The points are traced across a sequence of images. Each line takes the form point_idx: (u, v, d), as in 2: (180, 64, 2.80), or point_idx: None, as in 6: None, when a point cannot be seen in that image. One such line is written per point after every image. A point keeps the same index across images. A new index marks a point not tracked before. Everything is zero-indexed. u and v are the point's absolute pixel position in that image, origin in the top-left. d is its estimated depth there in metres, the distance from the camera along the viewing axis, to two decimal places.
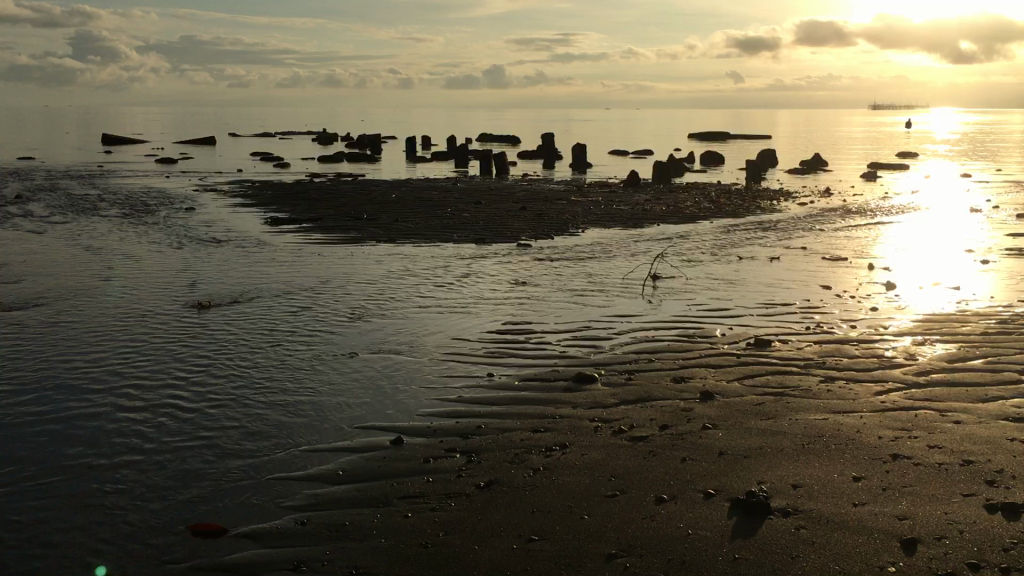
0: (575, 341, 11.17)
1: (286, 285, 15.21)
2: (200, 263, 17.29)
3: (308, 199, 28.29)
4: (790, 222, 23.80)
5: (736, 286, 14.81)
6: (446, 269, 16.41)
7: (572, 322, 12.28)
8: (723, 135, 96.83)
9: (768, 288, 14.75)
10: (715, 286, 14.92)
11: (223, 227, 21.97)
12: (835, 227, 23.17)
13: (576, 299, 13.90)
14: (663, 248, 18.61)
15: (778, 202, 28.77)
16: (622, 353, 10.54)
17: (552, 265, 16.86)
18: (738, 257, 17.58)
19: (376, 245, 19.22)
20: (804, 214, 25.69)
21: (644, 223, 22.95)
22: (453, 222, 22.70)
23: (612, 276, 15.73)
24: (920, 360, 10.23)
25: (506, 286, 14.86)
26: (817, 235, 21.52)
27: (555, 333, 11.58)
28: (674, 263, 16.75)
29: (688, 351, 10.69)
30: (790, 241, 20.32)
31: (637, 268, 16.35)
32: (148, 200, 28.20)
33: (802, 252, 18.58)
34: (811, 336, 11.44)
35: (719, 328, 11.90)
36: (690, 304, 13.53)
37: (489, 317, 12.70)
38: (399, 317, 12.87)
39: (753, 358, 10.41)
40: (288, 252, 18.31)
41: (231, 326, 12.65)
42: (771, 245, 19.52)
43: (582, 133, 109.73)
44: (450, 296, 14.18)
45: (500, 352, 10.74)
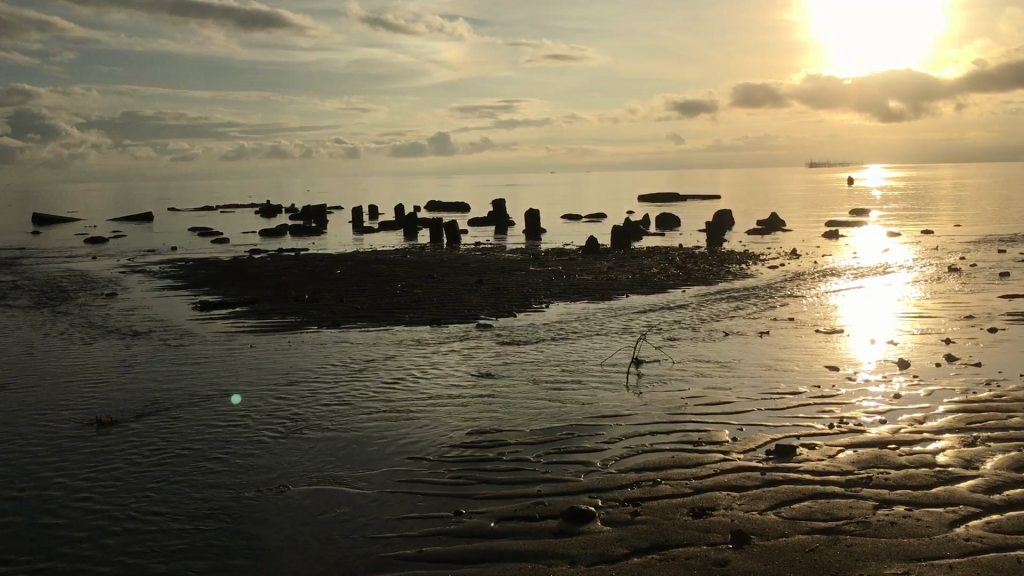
0: (560, 457, 9.12)
1: (210, 388, 12.95)
2: (113, 361, 15.00)
3: (245, 279, 26.09)
4: (766, 289, 22.15)
5: (731, 371, 12.92)
6: (397, 361, 14.30)
7: (553, 429, 10.23)
8: (671, 196, 96.69)
9: (766, 372, 12.92)
10: (706, 370, 13.07)
11: (146, 315, 19.68)
12: (816, 293, 21.53)
13: (553, 395, 11.87)
14: (638, 325, 16.78)
15: (748, 266, 27.21)
16: (620, 474, 8.48)
17: (519, 349, 14.88)
18: (723, 334, 15.80)
19: (316, 332, 17.10)
20: (781, 279, 24.05)
21: (611, 295, 21.18)
22: (404, 301, 20.65)
23: (586, 361, 13.80)
24: (982, 469, 8.36)
25: (467, 380, 12.81)
26: (799, 302, 19.87)
27: (534, 446, 9.51)
28: (657, 344, 14.85)
29: (699, 466, 8.71)
30: (772, 311, 18.61)
31: (616, 351, 14.41)
32: (68, 286, 25.78)
33: (790, 325, 16.86)
34: (838, 439, 9.52)
35: (726, 430, 9.95)
36: (685, 397, 11.57)
37: (453, 425, 10.59)
38: (344, 428, 10.70)
39: (780, 472, 8.46)
40: (217, 345, 16.11)
41: (138, 449, 10.37)
42: (753, 317, 17.78)
43: (530, 199, 109.21)
44: (405, 397, 12.06)
45: (467, 477, 8.65)
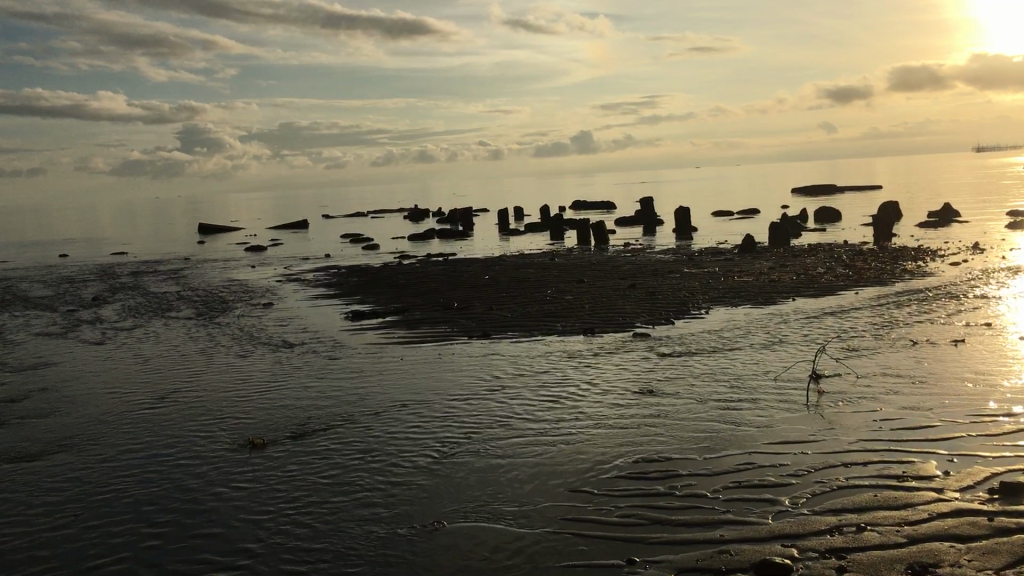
0: (742, 494, 8.09)
1: (361, 406, 12.56)
2: (266, 375, 14.91)
3: (395, 287, 26.02)
4: (949, 289, 20.18)
5: (928, 388, 11.47)
6: (553, 375, 13.55)
7: (729, 457, 9.19)
8: (827, 189, 92.52)
9: (968, 388, 11.42)
10: (896, 386, 11.70)
11: (298, 326, 19.71)
12: (1008, 292, 19.42)
13: (725, 416, 10.79)
14: (811, 334, 15.40)
15: (923, 263, 25.06)
16: (815, 518, 7.40)
17: (683, 362, 13.83)
18: (908, 343, 14.27)
19: (466, 343, 16.58)
20: (964, 278, 21.96)
21: (775, 299, 19.78)
22: (555, 308, 19.89)
23: (758, 376, 12.65)
24: None
25: (628, 398, 11.93)
26: (991, 304, 17.91)
27: (711, 479, 8.53)
28: (836, 357, 13.48)
29: (910, 509, 7.51)
30: (960, 314, 16.82)
31: (791, 365, 13.15)
32: (227, 296, 26.38)
33: (984, 331, 15.10)
34: None
35: (933, 461, 8.66)
36: (877, 420, 10.27)
37: (617, 451, 9.69)
38: (501, 455, 9.99)
39: (1011, 517, 7.16)
40: (367, 358, 15.80)
41: (289, 473, 10.00)
42: (941, 322, 16.08)
43: (677, 194, 106.95)
44: (563, 418, 11.26)
45: (638, 515, 7.77)
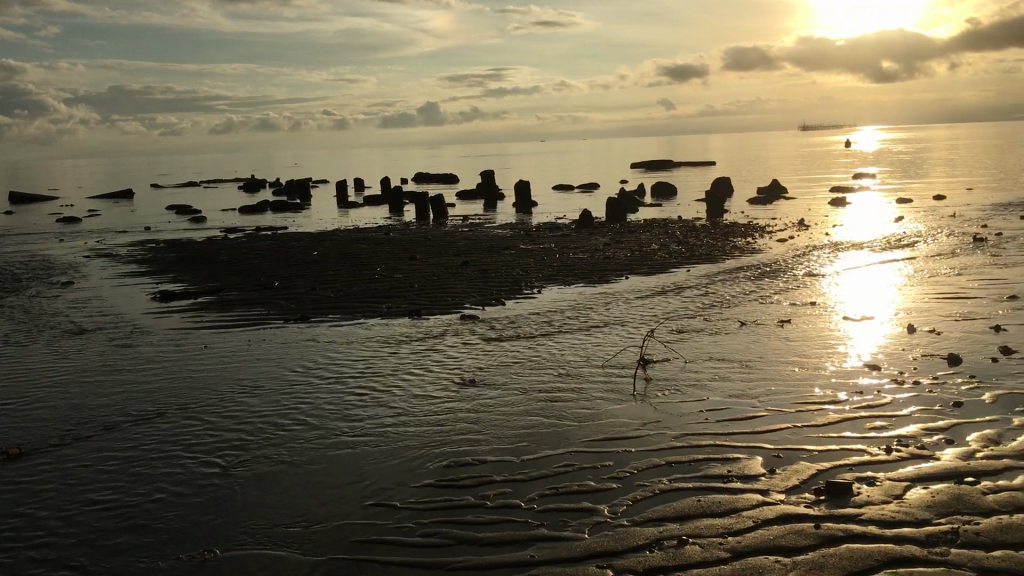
0: (559, 503, 7.34)
1: (150, 403, 11.15)
2: (45, 366, 13.18)
3: (214, 263, 24.21)
4: (776, 266, 20.33)
5: (755, 374, 11.11)
6: (372, 363, 12.53)
7: (548, 459, 8.47)
8: (665, 164, 94.65)
9: (793, 373, 11.12)
10: (724, 371, 11.31)
11: (95, 308, 17.81)
12: (831, 270, 19.69)
13: (548, 410, 10.06)
14: (643, 315, 14.96)
15: (753, 240, 25.35)
16: (635, 531, 6.73)
17: (511, 347, 13.04)
18: (737, 324, 14.02)
19: (281, 327, 15.28)
20: (790, 255, 22.23)
21: (609, 276, 19.38)
22: (382, 288, 18.80)
23: (587, 362, 12.03)
24: None
25: (448, 389, 11.07)
26: (816, 282, 18.03)
27: (527, 486, 7.78)
28: (666, 340, 13.04)
29: (734, 515, 6.94)
30: (787, 293, 16.81)
31: (620, 350, 12.61)
32: (21, 273, 23.84)
33: (809, 311, 15.05)
34: (901, 470, 7.70)
35: (759, 458, 8.19)
36: (703, 410, 9.77)
37: (428, 454, 8.78)
38: (299, 460, 8.92)
39: (838, 523, 6.67)
40: (166, 344, 14.30)
41: (46, 486, 8.56)
42: (768, 302, 15.97)
43: (520, 168, 107.09)
44: (375, 415, 10.24)
45: (442, 533, 6.89)
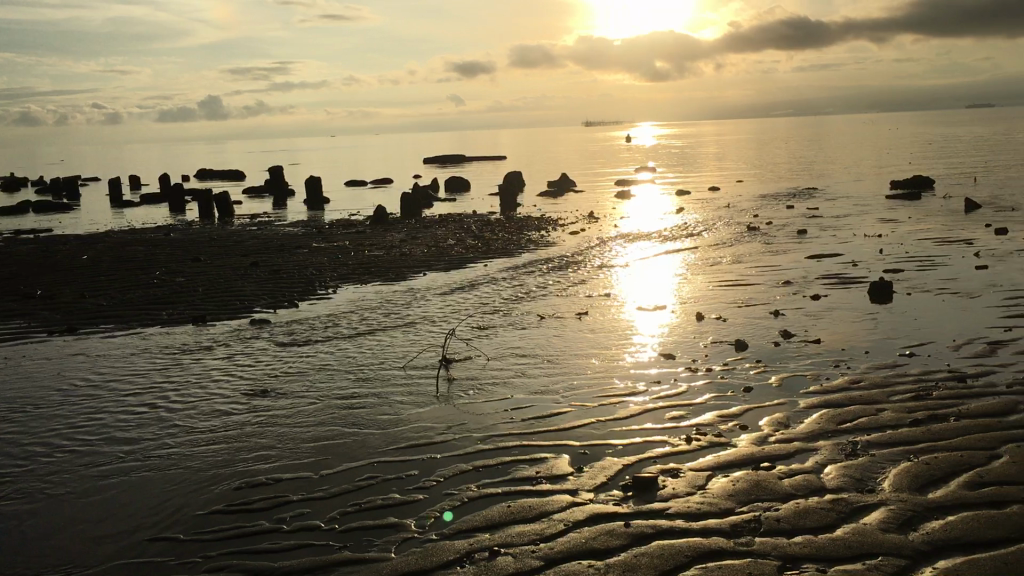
0: (362, 522, 6.86)
1: None
2: None
3: None
4: (570, 259, 20.62)
5: (556, 368, 11.04)
6: (152, 377, 11.49)
7: (349, 472, 7.96)
8: (457, 159, 95.18)
9: (594, 366, 11.15)
10: (526, 367, 11.18)
11: None
12: (622, 262, 20.18)
13: (347, 418, 9.51)
14: (442, 312, 14.66)
15: (546, 233, 25.68)
16: (445, 545, 6.38)
17: (305, 353, 12.34)
18: (536, 318, 13.99)
19: (45, 341, 13.81)
20: (582, 247, 22.65)
21: (405, 274, 18.96)
22: (161, 293, 17.48)
23: (386, 364, 11.57)
24: (881, 495, 6.74)
25: (237, 401, 10.29)
26: (609, 274, 18.39)
27: (326, 504, 7.25)
28: (466, 338, 12.78)
29: (544, 520, 6.73)
30: (582, 285, 17.02)
31: (420, 350, 12.23)
32: None
33: (604, 303, 15.26)
34: (702, 460, 7.77)
35: (566, 456, 8.06)
36: (507, 408, 9.57)
37: (216, 476, 8.05)
38: (65, 493, 7.93)
39: (647, 520, 6.60)
40: None
41: None
42: (565, 295, 16.09)
43: (310, 163, 104.46)
44: (154, 435, 9.30)
45: (234, 566, 6.26)
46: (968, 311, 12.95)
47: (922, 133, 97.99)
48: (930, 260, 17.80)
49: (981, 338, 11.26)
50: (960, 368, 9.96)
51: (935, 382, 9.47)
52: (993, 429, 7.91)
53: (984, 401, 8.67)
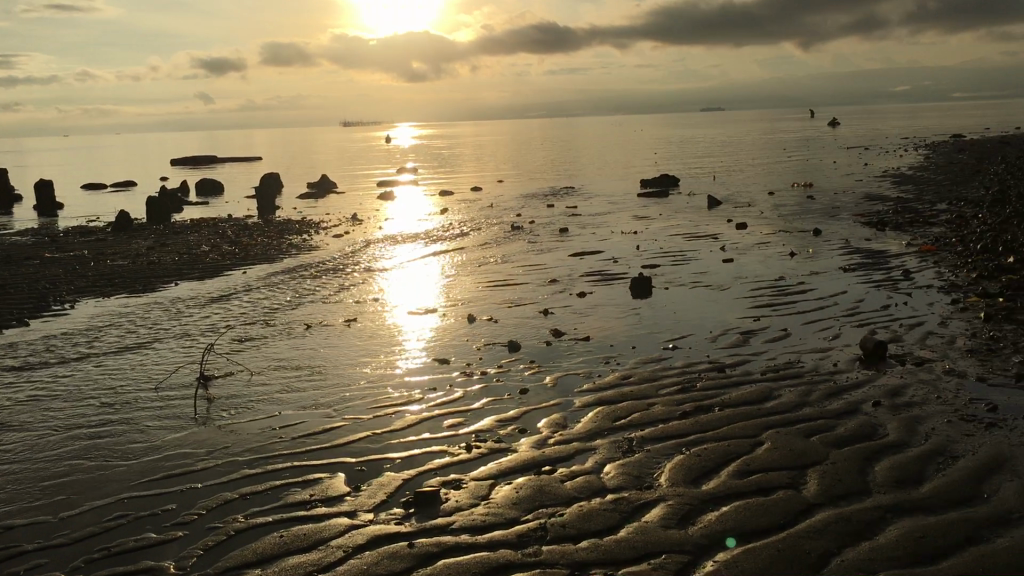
0: (112, 569, 6.09)
1: None
2: None
3: None
4: (335, 263, 19.98)
5: (326, 380, 10.50)
6: None
7: (96, 512, 7.08)
8: (209, 160, 90.80)
9: (367, 375, 10.71)
10: (294, 381, 10.56)
11: None
12: (389, 265, 19.80)
13: (91, 450, 8.51)
14: (198, 325, 13.65)
15: (309, 237, 24.83)
16: None
17: (41, 378, 10.99)
18: (302, 327, 13.34)
19: None
20: (347, 251, 22.05)
21: (155, 284, 17.60)
22: None
23: (137, 386, 10.55)
24: (660, 489, 6.80)
25: None
26: (376, 278, 17.96)
27: (69, 552, 6.38)
28: (226, 352, 11.93)
29: (321, 548, 6.25)
30: (348, 291, 16.49)
31: (176, 368, 11.27)
32: None
33: (373, 308, 14.84)
34: (483, 468, 7.56)
35: (342, 475, 7.60)
36: (275, 427, 8.94)
37: None
38: None
39: (432, 538, 6.29)
40: None
41: None
42: (331, 301, 15.50)
43: (42, 165, 95.93)
44: None
45: None
46: (719, 304, 13.69)
47: (664, 135, 104.55)
48: (681, 255, 18.78)
49: (733, 329, 11.90)
50: (719, 359, 10.42)
51: (698, 374, 9.84)
52: (754, 416, 8.27)
53: (743, 390, 9.09)
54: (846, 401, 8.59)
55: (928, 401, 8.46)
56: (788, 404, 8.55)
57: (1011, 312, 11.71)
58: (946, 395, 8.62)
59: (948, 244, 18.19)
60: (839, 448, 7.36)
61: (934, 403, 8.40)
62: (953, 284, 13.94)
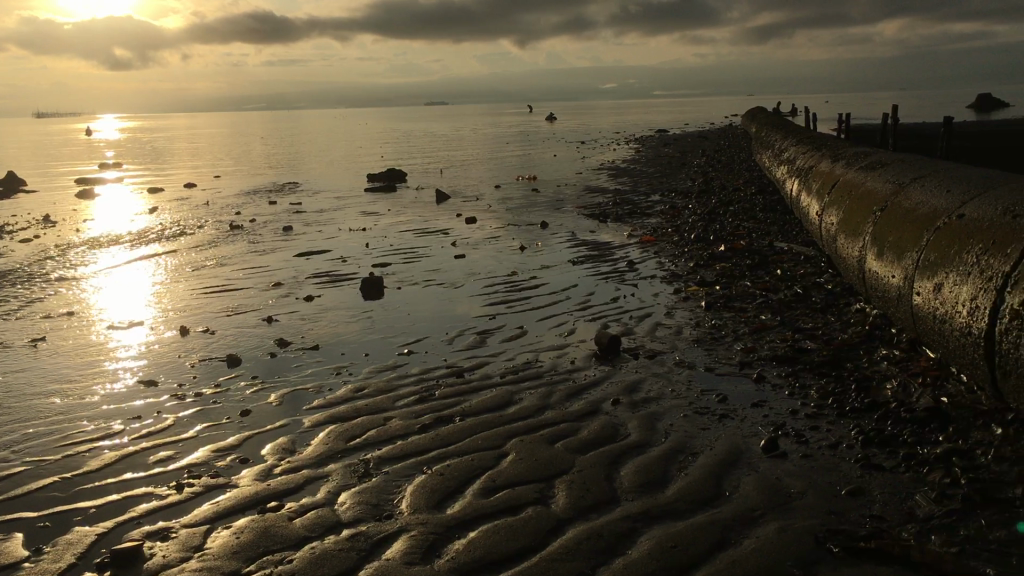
0: None
1: None
2: None
3: None
4: (23, 273, 17.59)
5: (5, 416, 8.91)
6: None
7: None
8: None
9: (58, 405, 9.22)
10: None
11: None
12: (89, 272, 17.72)
13: None
14: None
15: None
16: None
17: None
18: None
19: None
20: (39, 258, 19.55)
21: None
22: None
23: None
24: (401, 519, 6.17)
25: None
26: (73, 288, 15.94)
27: None
28: None
29: None
30: (40, 304, 14.46)
31: None
32: None
33: (68, 323, 13.04)
34: (197, 511, 6.57)
35: (20, 536, 6.30)
36: None
37: None
38: None
39: None
40: None
41: None
42: (18, 317, 13.49)
43: None
44: None
45: None
46: (454, 302, 13.30)
47: (390, 129, 104.21)
48: (413, 252, 18.29)
49: (469, 329, 11.52)
50: (456, 363, 9.98)
51: (436, 381, 9.32)
52: (497, 425, 7.85)
53: (483, 396, 8.67)
54: (587, 401, 8.41)
55: (663, 396, 8.47)
56: (529, 409, 8.23)
57: (728, 300, 12.23)
58: (679, 388, 8.68)
59: (665, 234, 19.05)
60: (584, 454, 7.09)
61: (670, 397, 8.41)
62: (674, 274, 14.46)
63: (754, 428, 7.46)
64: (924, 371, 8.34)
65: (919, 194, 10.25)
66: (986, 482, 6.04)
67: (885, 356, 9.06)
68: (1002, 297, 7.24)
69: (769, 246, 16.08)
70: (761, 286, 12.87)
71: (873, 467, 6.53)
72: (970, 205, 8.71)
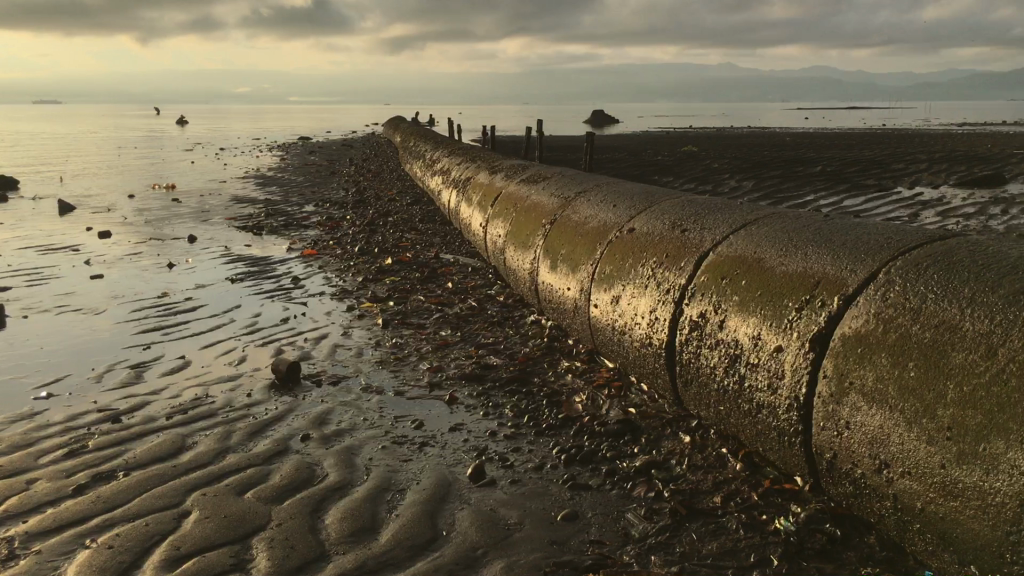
0: None
1: None
2: None
3: None
4: None
5: None
6: None
7: None
8: None
9: None
10: None
11: None
12: None
13: None
14: None
15: None
16: None
17: None
18: None
19: None
20: None
21: None
22: None
23: None
24: None
25: None
26: None
27: None
28: None
29: None
30: None
31: None
32: None
33: None
34: None
35: None
36: None
37: None
38: None
39: None
40: None
41: None
42: None
43: None
44: None
45: None
46: (97, 331, 11.67)
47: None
48: (38, 273, 15.97)
49: (121, 363, 10.11)
50: (109, 405, 8.64)
51: (87, 429, 7.97)
52: (171, 477, 6.82)
53: (150, 444, 7.53)
54: (272, 439, 7.63)
55: (356, 427, 7.92)
56: (208, 455, 7.27)
57: (404, 316, 11.95)
58: (370, 417, 8.17)
59: (327, 247, 18.44)
60: (280, 503, 6.35)
61: (363, 427, 7.88)
62: (343, 290, 13.93)
63: (456, 456, 7.17)
64: (608, 383, 8.64)
65: (586, 208, 10.63)
66: (686, 493, 6.26)
67: (567, 368, 9.28)
68: (679, 309, 7.58)
69: (434, 258, 16.12)
70: (435, 300, 12.76)
71: (580, 487, 6.51)
72: (638, 220, 9.13)
